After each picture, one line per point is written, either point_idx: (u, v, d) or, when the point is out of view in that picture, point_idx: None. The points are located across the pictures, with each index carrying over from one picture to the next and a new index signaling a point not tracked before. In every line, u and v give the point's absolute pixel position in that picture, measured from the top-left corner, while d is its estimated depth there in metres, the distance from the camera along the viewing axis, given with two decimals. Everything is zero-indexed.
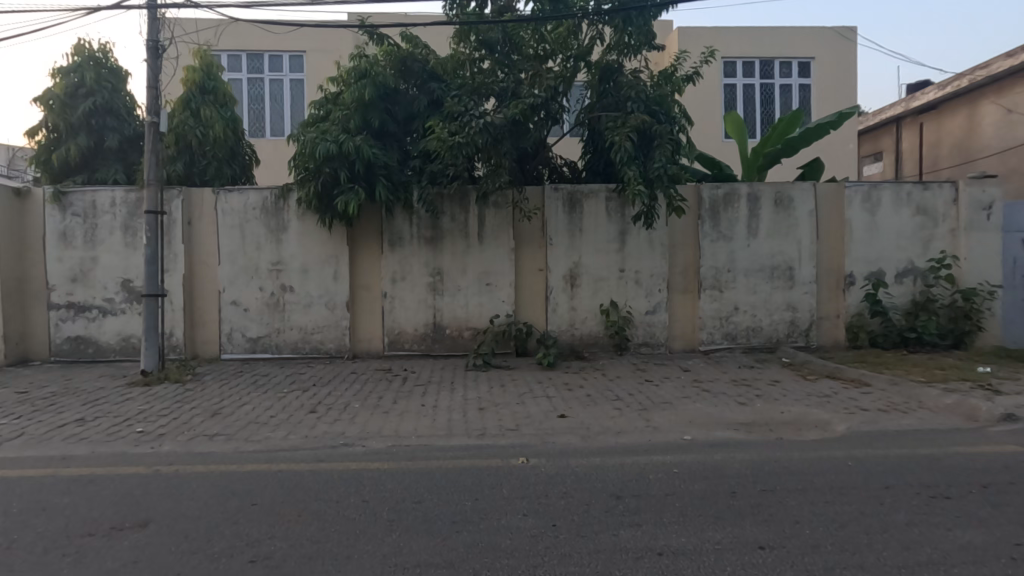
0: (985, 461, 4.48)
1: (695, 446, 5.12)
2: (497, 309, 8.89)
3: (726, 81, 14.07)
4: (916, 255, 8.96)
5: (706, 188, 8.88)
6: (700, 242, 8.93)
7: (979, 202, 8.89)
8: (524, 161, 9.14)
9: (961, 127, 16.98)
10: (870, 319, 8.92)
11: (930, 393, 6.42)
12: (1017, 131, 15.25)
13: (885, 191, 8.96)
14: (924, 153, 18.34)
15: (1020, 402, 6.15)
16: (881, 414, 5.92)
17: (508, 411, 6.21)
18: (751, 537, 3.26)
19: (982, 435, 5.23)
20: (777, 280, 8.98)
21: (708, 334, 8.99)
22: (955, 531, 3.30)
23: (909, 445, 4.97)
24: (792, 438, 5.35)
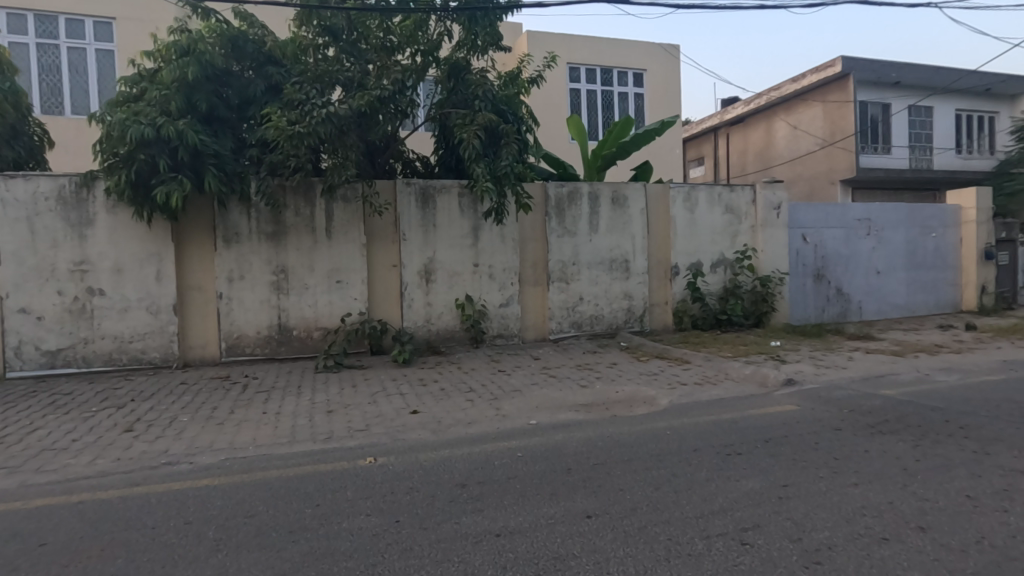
0: (769, 420, 5.38)
1: (539, 429, 5.44)
2: (349, 307, 8.57)
3: (571, 86, 14.98)
4: (725, 247, 10.37)
5: (552, 186, 9.40)
6: (547, 237, 9.45)
7: (771, 203, 10.54)
8: (375, 154, 8.90)
9: (760, 139, 20.09)
10: (692, 304, 10.15)
11: (734, 365, 7.52)
12: (799, 144, 18.45)
13: (701, 192, 10.23)
14: (735, 160, 21.24)
15: (798, 369, 7.48)
16: (696, 387, 6.81)
17: (359, 412, 6.05)
18: (581, 508, 3.57)
19: (769, 398, 6.27)
20: (615, 271, 9.82)
21: (557, 323, 9.56)
22: (741, 481, 3.93)
23: (715, 412, 5.79)
24: (623, 414, 5.93)
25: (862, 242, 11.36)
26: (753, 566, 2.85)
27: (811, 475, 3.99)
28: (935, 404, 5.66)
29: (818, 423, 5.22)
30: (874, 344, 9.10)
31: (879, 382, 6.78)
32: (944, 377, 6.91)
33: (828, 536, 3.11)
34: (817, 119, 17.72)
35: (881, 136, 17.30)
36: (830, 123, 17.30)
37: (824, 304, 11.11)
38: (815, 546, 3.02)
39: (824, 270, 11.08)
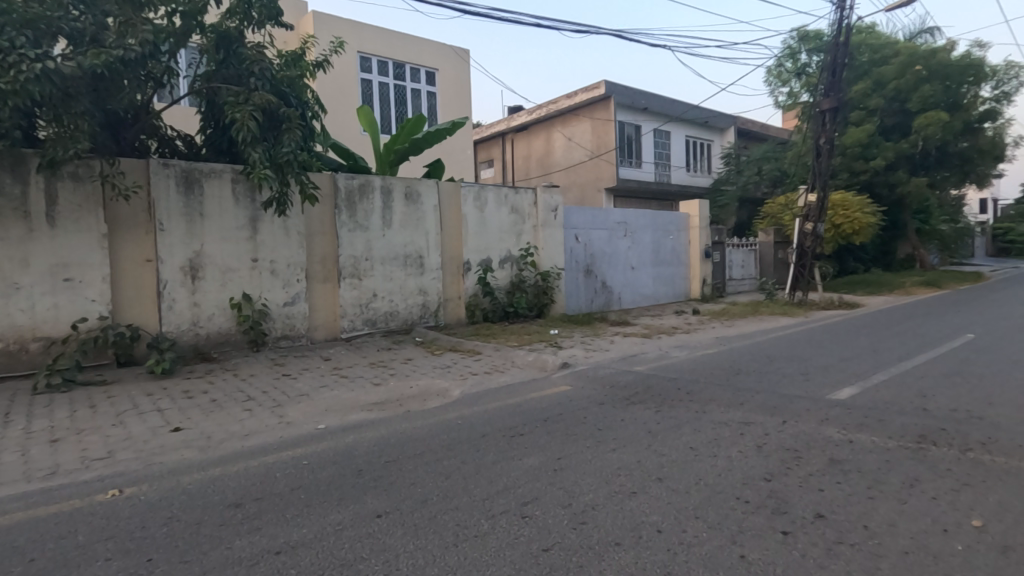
0: (547, 401, 5.96)
1: (328, 433, 5.15)
2: (84, 311, 6.98)
3: (362, 76, 14.49)
4: (512, 245, 11.12)
5: (341, 177, 8.94)
6: (337, 231, 8.99)
7: (550, 205, 11.62)
8: (118, 126, 7.40)
9: (541, 147, 22.08)
10: (483, 298, 10.67)
11: (519, 354, 8.15)
12: (572, 153, 20.75)
13: (489, 192, 10.80)
14: (521, 164, 22.99)
15: (572, 353, 8.43)
16: (485, 376, 7.20)
17: (99, 437, 4.99)
18: (370, 509, 3.49)
19: (547, 381, 6.94)
20: (409, 267, 9.79)
21: (349, 321, 9.18)
22: (522, 459, 4.27)
23: (502, 398, 6.19)
24: (416, 409, 5.96)
25: (620, 242, 13.30)
26: (531, 536, 3.12)
27: (580, 446, 4.51)
28: (671, 376, 6.89)
29: (587, 400, 5.95)
30: (629, 329, 10.70)
31: (633, 360, 8.00)
32: (678, 353, 8.46)
33: (592, 498, 3.56)
34: (587, 133, 20.14)
35: (634, 152, 20.35)
36: (596, 138, 19.82)
37: (593, 295, 12.70)
38: (582, 508, 3.43)
39: (592, 266, 12.66)
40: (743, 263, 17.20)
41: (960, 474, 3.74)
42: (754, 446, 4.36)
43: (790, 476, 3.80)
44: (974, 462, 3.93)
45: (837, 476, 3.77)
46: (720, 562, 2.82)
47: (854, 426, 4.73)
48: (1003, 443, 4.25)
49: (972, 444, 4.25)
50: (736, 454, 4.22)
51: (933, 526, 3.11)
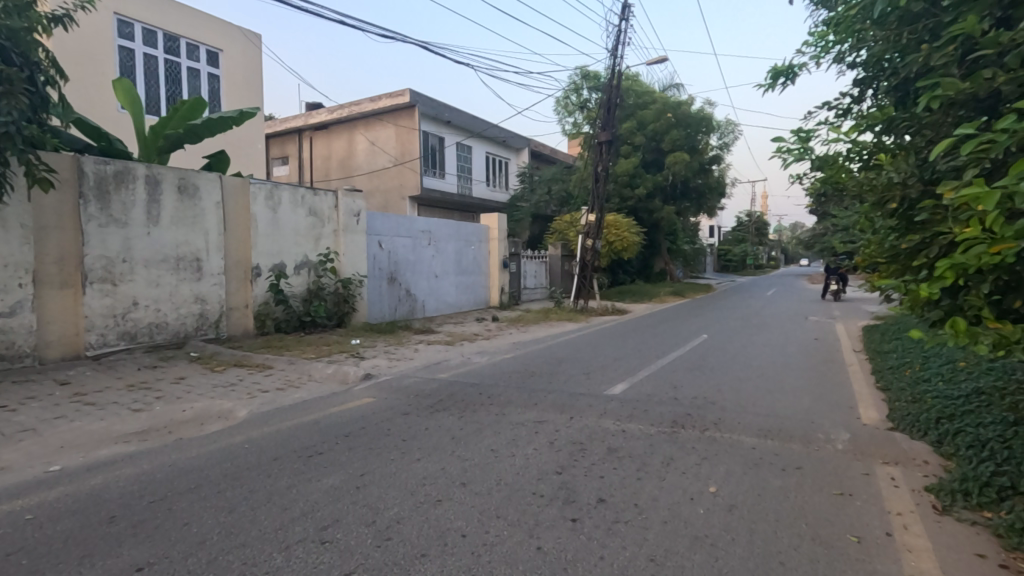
0: (348, 415, 5.67)
1: (65, 476, 4.14)
2: None
3: (121, 43, 12.16)
4: (309, 250, 10.36)
5: (89, 160, 7.34)
6: (82, 226, 7.33)
7: (352, 210, 11.14)
8: None
9: (342, 148, 21.14)
10: (275, 307, 9.74)
11: (317, 366, 7.63)
12: (376, 159, 20.29)
13: (284, 191, 9.92)
14: (320, 164, 21.74)
15: (375, 363, 8.19)
16: (277, 393, 6.56)
17: None
18: (128, 562, 2.90)
19: (348, 394, 6.61)
20: (182, 271, 8.45)
21: (98, 335, 7.54)
22: (321, 480, 4.00)
23: (297, 415, 5.72)
24: (191, 435, 5.16)
25: (424, 250, 13.40)
26: (332, 562, 2.92)
27: (383, 459, 4.39)
28: (473, 382, 7.14)
29: (390, 411, 5.82)
30: (433, 336, 10.81)
31: (436, 367, 8.09)
32: (479, 359, 8.81)
33: (397, 512, 3.48)
34: (390, 139, 19.90)
35: (438, 163, 20.72)
36: (400, 145, 19.69)
37: (396, 303, 12.53)
38: (386, 523, 3.33)
39: (396, 273, 12.50)
40: (536, 274, 18.73)
41: (700, 450, 4.59)
42: (547, 443, 4.75)
43: (577, 467, 4.22)
44: (710, 439, 4.85)
45: (614, 463, 4.31)
46: (520, 556, 3.00)
47: (626, 417, 5.47)
48: (727, 421, 5.35)
49: (707, 425, 5.26)
50: (532, 451, 4.55)
51: (684, 496, 3.75)
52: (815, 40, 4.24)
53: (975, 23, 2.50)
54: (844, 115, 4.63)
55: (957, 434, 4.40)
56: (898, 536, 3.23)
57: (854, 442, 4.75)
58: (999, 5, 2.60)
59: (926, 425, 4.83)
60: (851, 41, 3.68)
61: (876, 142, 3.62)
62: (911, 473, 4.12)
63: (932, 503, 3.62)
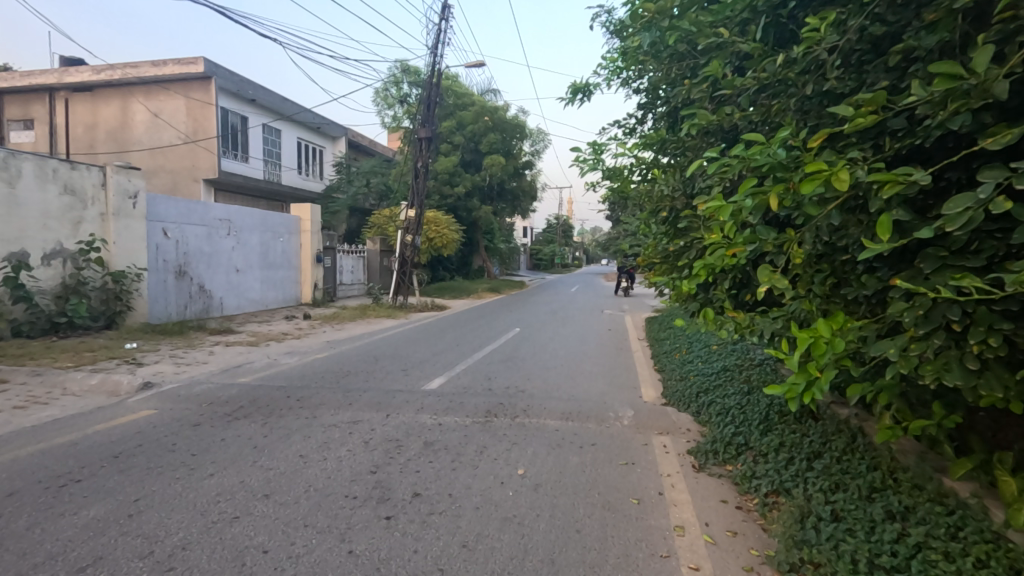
0: (119, 432, 4.79)
1: None
2: None
3: None
4: (64, 235, 8.46)
5: None
6: None
7: (126, 189, 9.39)
8: None
9: (114, 117, 17.79)
10: (12, 306, 7.77)
11: (75, 377, 6.31)
12: (160, 133, 17.46)
13: (26, 161, 7.95)
14: (83, 134, 18.03)
15: (157, 370, 7.05)
16: (17, 413, 5.27)
17: None
18: None
19: (120, 407, 5.58)
20: None
21: None
22: (80, 513, 3.32)
23: (45, 437, 4.64)
24: None
25: (222, 241, 11.96)
26: None
27: (166, 480, 3.81)
28: (280, 384, 6.59)
29: (177, 423, 5.07)
30: (232, 337, 9.68)
31: (235, 371, 7.25)
32: (288, 360, 8.14)
33: (181, 537, 3.05)
34: (179, 112, 17.25)
35: (239, 144, 18.59)
36: (192, 120, 17.21)
37: (186, 300, 10.95)
38: (168, 552, 2.90)
39: (186, 266, 10.92)
40: (353, 269, 17.96)
41: (511, 436, 4.87)
42: (362, 442, 4.59)
43: (392, 464, 4.17)
44: (519, 425, 5.18)
45: (431, 456, 4.35)
46: (330, 564, 2.86)
47: (442, 411, 5.56)
48: (535, 408, 5.76)
49: (518, 412, 5.60)
50: (345, 453, 4.36)
51: (495, 481, 3.95)
52: (608, 64, 4.76)
53: (720, 67, 3.07)
54: (630, 134, 5.30)
55: (710, 405, 5.36)
56: (668, 494, 3.83)
57: (636, 418, 5.49)
58: (737, 55, 3.23)
59: (689, 399, 5.80)
60: (634, 70, 4.22)
61: (652, 160, 4.22)
62: (678, 440, 4.90)
63: (692, 463, 4.37)
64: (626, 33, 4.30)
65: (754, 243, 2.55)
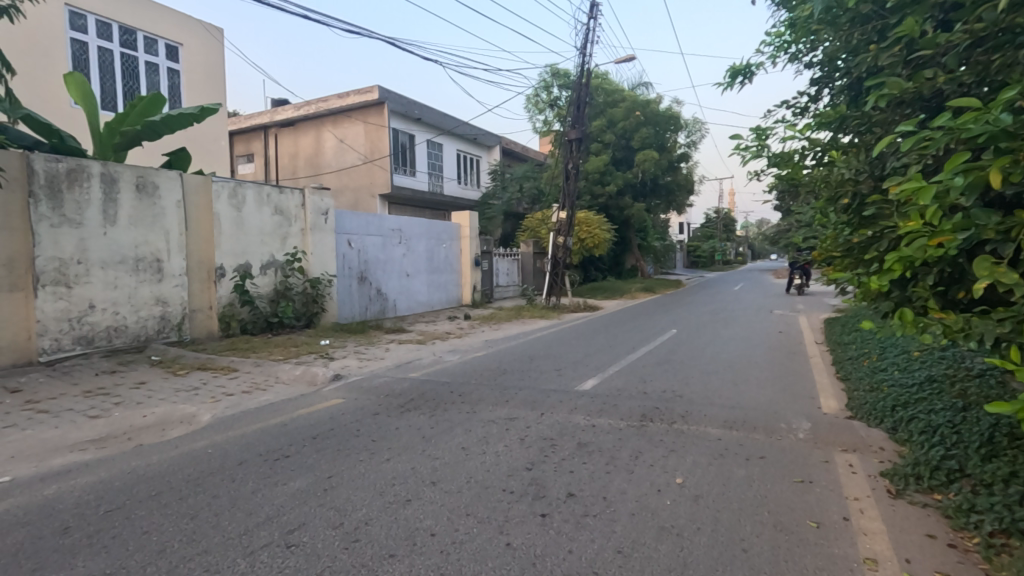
0: (317, 417, 5.57)
1: (16, 487, 3.87)
2: None
3: (73, 35, 11.80)
4: (276, 249, 10.04)
5: (40, 157, 6.83)
6: (34, 226, 6.79)
7: (320, 208, 10.87)
8: None
9: (310, 145, 20.79)
10: (240, 308, 9.36)
11: (285, 368, 7.47)
12: (345, 156, 19.99)
13: (249, 189, 9.55)
14: (287, 162, 21.29)
15: (345, 363, 8.09)
16: (244, 396, 6.36)
17: None
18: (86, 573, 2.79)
19: (318, 395, 6.49)
20: (142, 273, 7.93)
21: (53, 340, 7.00)
22: (288, 483, 3.91)
23: (265, 418, 5.56)
24: (154, 441, 4.88)
25: (395, 248, 13.28)
26: (298, 566, 2.86)
27: (353, 461, 4.34)
28: (445, 380, 7.13)
29: (360, 411, 5.76)
30: (404, 336, 10.69)
31: (407, 367, 8.00)
32: (451, 357, 8.76)
33: (365, 513, 3.45)
34: (359, 136, 19.61)
35: (408, 160, 20.50)
36: (370, 142, 19.43)
37: (367, 302, 12.37)
38: (354, 525, 3.29)
39: (366, 272, 12.33)
40: (508, 271, 18.74)
41: (668, 442, 4.68)
42: (518, 439, 4.76)
43: (547, 462, 4.26)
44: (677, 431, 4.95)
45: (585, 458, 4.35)
46: (489, 553, 3.00)
47: (596, 412, 5.54)
48: (695, 414, 5.45)
49: (675, 417, 5.35)
50: (502, 448, 4.55)
51: (651, 488, 3.81)
52: (774, 40, 4.34)
53: (915, 25, 2.63)
54: (801, 113, 4.78)
55: (910, 421, 4.58)
56: (855, 520, 3.35)
57: (814, 431, 4.90)
58: (941, 8, 2.73)
59: (882, 413, 5.02)
60: (806, 42, 3.79)
61: (831, 140, 3.74)
62: (868, 459, 4.27)
63: (887, 488, 3.77)
64: (794, 2, 3.89)
65: (968, 230, 2.12)
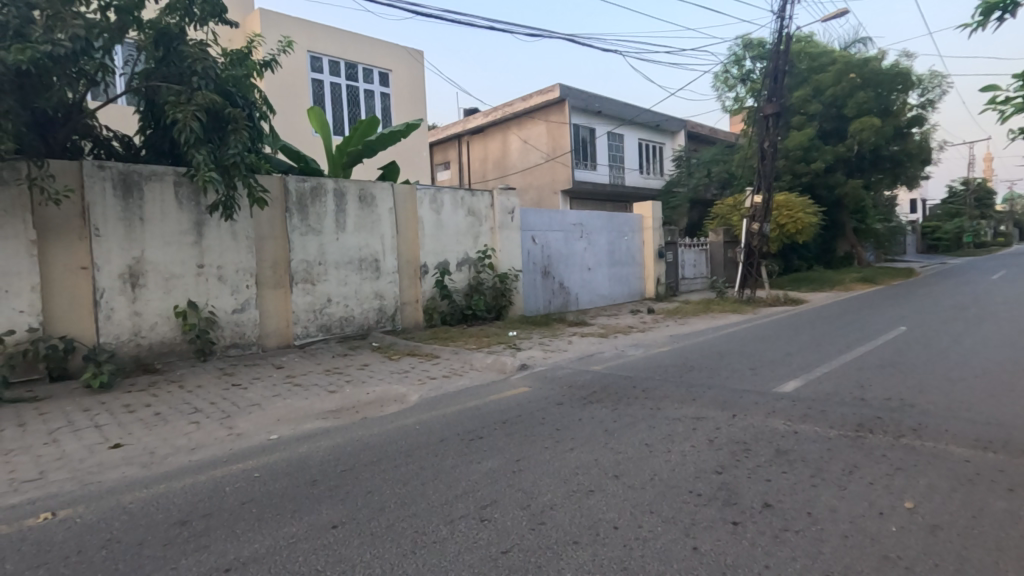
0: (507, 404, 5.95)
1: (280, 444, 4.87)
2: (12, 322, 6.17)
3: (313, 76, 14.32)
4: (469, 247, 10.94)
5: (292, 179, 8.43)
6: (289, 235, 8.42)
7: (507, 207, 11.54)
8: (46, 126, 6.56)
9: (498, 149, 22.16)
10: (440, 301, 10.41)
11: (478, 356, 8.11)
12: (529, 156, 20.90)
13: (446, 194, 10.56)
14: (478, 166, 22.98)
15: (531, 354, 8.48)
16: (444, 380, 7.08)
17: (28, 457, 4.49)
18: (326, 519, 3.39)
19: (507, 383, 6.93)
20: (364, 271, 9.31)
21: (303, 327, 8.61)
22: (482, 462, 4.26)
23: (462, 401, 6.13)
24: (375, 415, 5.72)
25: (577, 243, 13.49)
26: (490, 539, 3.10)
27: (539, 447, 4.54)
28: (627, 374, 7.05)
29: (545, 400, 5.99)
30: (586, 329, 10.82)
31: (590, 359, 8.09)
32: (634, 352, 8.62)
33: (550, 498, 3.59)
34: (542, 135, 20.35)
35: (589, 155, 20.64)
36: (552, 141, 20.03)
37: (550, 296, 12.80)
38: (540, 508, 3.45)
39: (549, 267, 12.76)
40: (695, 263, 17.74)
41: (894, 459, 3.98)
42: (706, 440, 4.50)
43: (739, 468, 3.94)
44: (906, 447, 4.18)
45: (784, 467, 3.93)
46: (675, 554, 2.90)
47: (799, 418, 4.96)
48: (932, 429, 4.54)
49: (904, 430, 4.53)
50: (689, 448, 4.35)
51: (871, 509, 3.29)
52: None
53: None
54: None
55: None
56: None
57: None
58: None
59: None
60: None
61: None
62: None
63: None
64: None
65: None
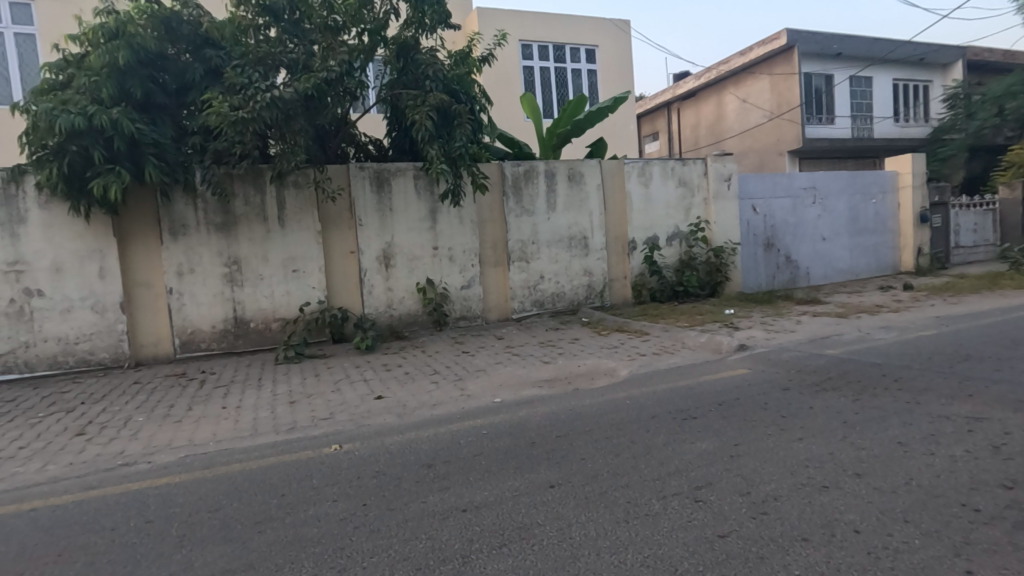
0: (723, 385, 5.61)
1: (503, 406, 5.39)
2: (308, 297, 7.95)
3: (524, 63, 15.06)
4: (680, 220, 10.45)
5: (508, 164, 9.07)
6: (506, 217, 9.11)
7: (723, 174, 10.66)
8: (325, 138, 8.14)
9: (711, 112, 20.54)
10: (650, 278, 10.20)
11: (691, 334, 7.76)
12: (748, 116, 18.93)
13: (655, 166, 10.22)
14: (689, 134, 21.63)
15: (751, 334, 7.80)
16: (655, 357, 6.98)
17: (322, 400, 5.78)
18: (545, 479, 3.66)
19: (723, 363, 6.53)
20: (574, 248, 9.60)
21: (520, 302, 9.29)
22: (697, 443, 4.11)
23: (673, 379, 5.98)
24: (586, 387, 5.93)
25: (809, 210, 11.84)
26: (706, 521, 3.01)
27: (761, 433, 4.20)
28: (874, 360, 6.03)
29: (768, 384, 5.49)
30: (820, 308, 9.51)
31: (825, 342, 7.11)
32: (884, 335, 7.30)
33: (774, 488, 3.31)
34: (764, 92, 18.23)
35: (825, 107, 17.85)
36: (777, 96, 17.81)
37: (774, 271, 11.54)
38: (762, 498, 3.21)
39: (773, 238, 11.48)
40: (975, 227, 14.15)
41: None
42: (989, 447, 3.63)
43: None
44: None
45: None
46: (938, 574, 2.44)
47: None
48: None
49: None
50: (963, 454, 3.56)
51: None
52: None
53: None
54: None
55: None
56: None
57: None
58: None
59: None
60: None
61: None
62: None
63: None
64: None
65: None
